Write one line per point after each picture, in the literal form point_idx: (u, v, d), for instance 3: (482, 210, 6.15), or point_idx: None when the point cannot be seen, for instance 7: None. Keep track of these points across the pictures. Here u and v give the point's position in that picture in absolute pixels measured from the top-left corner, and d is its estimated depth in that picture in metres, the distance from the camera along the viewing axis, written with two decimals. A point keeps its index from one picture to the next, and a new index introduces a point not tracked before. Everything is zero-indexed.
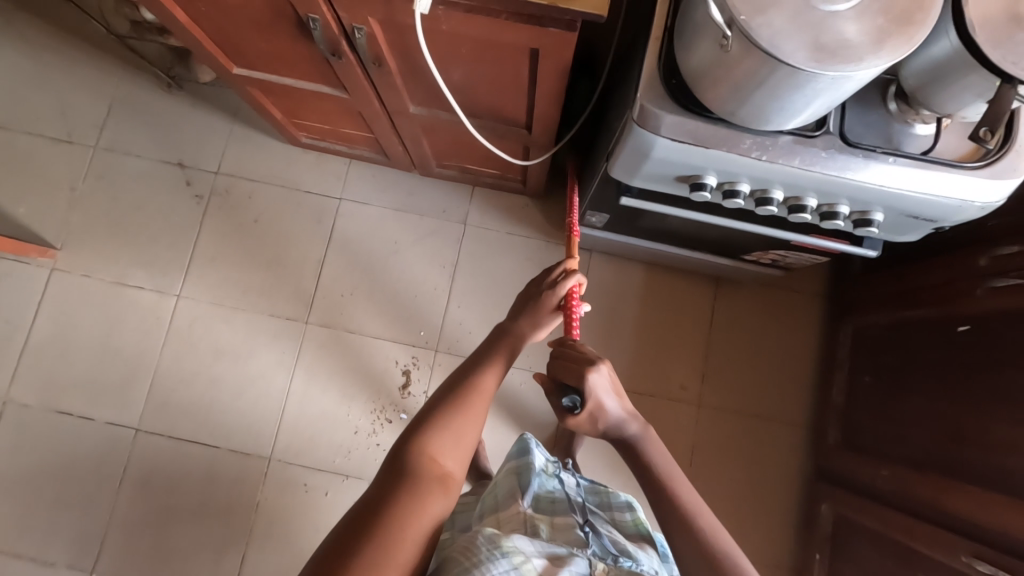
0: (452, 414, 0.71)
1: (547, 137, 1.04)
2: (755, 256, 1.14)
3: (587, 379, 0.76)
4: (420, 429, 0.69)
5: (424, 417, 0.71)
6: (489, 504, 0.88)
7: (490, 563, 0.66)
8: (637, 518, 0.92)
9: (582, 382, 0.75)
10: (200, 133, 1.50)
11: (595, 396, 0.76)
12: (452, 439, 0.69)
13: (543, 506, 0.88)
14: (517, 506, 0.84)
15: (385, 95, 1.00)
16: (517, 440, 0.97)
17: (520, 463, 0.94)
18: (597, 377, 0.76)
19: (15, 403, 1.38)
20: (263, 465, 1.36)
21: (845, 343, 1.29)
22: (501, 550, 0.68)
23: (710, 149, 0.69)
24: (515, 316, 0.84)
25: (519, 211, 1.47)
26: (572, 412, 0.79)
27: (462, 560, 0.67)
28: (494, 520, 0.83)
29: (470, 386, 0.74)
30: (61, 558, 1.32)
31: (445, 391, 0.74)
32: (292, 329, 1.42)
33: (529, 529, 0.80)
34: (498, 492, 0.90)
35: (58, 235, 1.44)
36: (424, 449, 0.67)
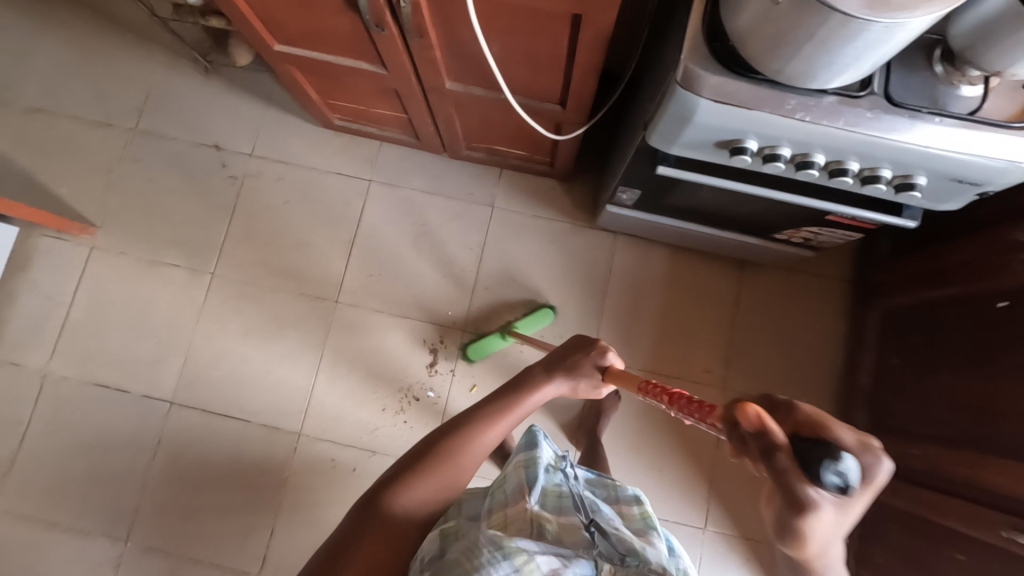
0: (435, 467, 0.71)
1: (580, 113, 1.05)
2: (786, 235, 1.14)
3: (877, 451, 0.45)
4: (400, 476, 0.69)
5: (406, 464, 0.71)
6: (496, 500, 0.80)
7: (493, 566, 0.63)
8: (645, 511, 0.84)
9: (874, 449, 0.45)
10: (234, 115, 1.53)
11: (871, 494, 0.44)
12: (427, 490, 0.69)
13: (549, 503, 0.81)
14: (524, 505, 0.77)
15: (422, 70, 1.02)
16: (526, 431, 0.90)
17: (529, 457, 0.85)
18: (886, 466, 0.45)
19: (54, 376, 1.41)
20: (292, 440, 1.38)
21: (872, 326, 1.28)
22: (503, 552, 0.64)
23: (751, 111, 0.69)
24: (537, 374, 0.81)
25: (545, 193, 1.48)
26: (833, 489, 0.42)
27: (462, 562, 0.65)
28: (499, 520, 0.76)
29: (462, 442, 0.73)
30: (96, 528, 1.35)
31: (434, 441, 0.73)
32: (322, 307, 1.45)
33: (535, 532, 0.73)
34: (505, 486, 0.82)
35: (97, 213, 1.49)
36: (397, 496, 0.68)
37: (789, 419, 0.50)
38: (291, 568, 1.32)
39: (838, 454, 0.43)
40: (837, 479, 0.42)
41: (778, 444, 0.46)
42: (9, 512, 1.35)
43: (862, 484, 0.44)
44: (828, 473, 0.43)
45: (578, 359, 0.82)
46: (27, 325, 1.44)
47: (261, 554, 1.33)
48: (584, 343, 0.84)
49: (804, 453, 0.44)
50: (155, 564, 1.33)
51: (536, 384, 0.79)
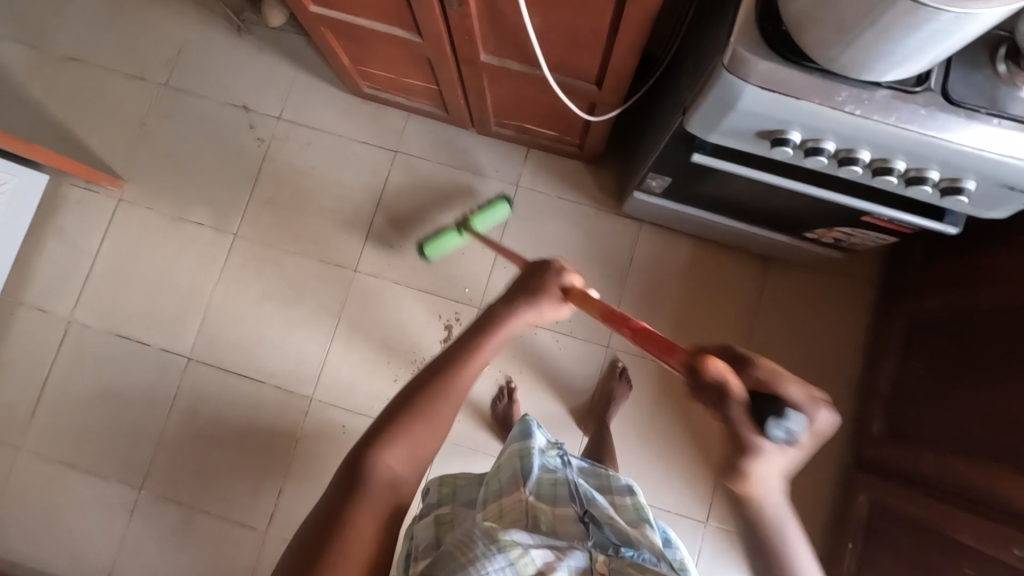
0: (418, 422, 0.63)
1: (616, 94, 1.03)
2: (817, 234, 1.11)
3: (823, 411, 0.61)
4: (380, 439, 0.61)
5: (383, 425, 0.63)
6: (492, 489, 0.81)
7: (487, 559, 0.59)
8: (638, 502, 0.84)
9: (823, 408, 0.61)
10: (265, 77, 1.52)
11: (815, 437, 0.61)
12: (412, 447, 0.62)
13: (544, 492, 0.79)
14: (519, 494, 0.77)
15: (459, 39, 1.00)
16: (521, 422, 0.90)
17: (524, 447, 0.85)
18: (819, 420, 0.60)
19: (77, 324, 1.45)
20: (305, 404, 1.40)
21: (895, 332, 1.26)
22: (498, 546, 0.61)
23: (799, 100, 0.67)
24: (507, 306, 0.71)
25: (571, 176, 1.46)
26: (778, 438, 0.57)
27: (456, 556, 0.60)
28: (494, 509, 0.76)
29: (441, 393, 0.65)
30: (112, 474, 1.39)
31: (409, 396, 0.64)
32: (341, 275, 1.45)
33: (529, 523, 0.72)
34: (500, 475, 0.82)
35: (125, 167, 1.50)
36: (383, 459, 0.60)
37: (749, 378, 0.65)
38: (297, 527, 1.36)
39: (784, 415, 0.57)
40: (779, 433, 0.57)
41: (735, 398, 0.61)
42: (31, 451, 1.40)
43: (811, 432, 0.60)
44: (773, 428, 0.57)
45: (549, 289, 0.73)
46: (54, 273, 1.46)
47: (270, 511, 1.37)
48: (547, 264, 0.75)
49: (759, 409, 0.59)
50: (168, 512, 1.38)
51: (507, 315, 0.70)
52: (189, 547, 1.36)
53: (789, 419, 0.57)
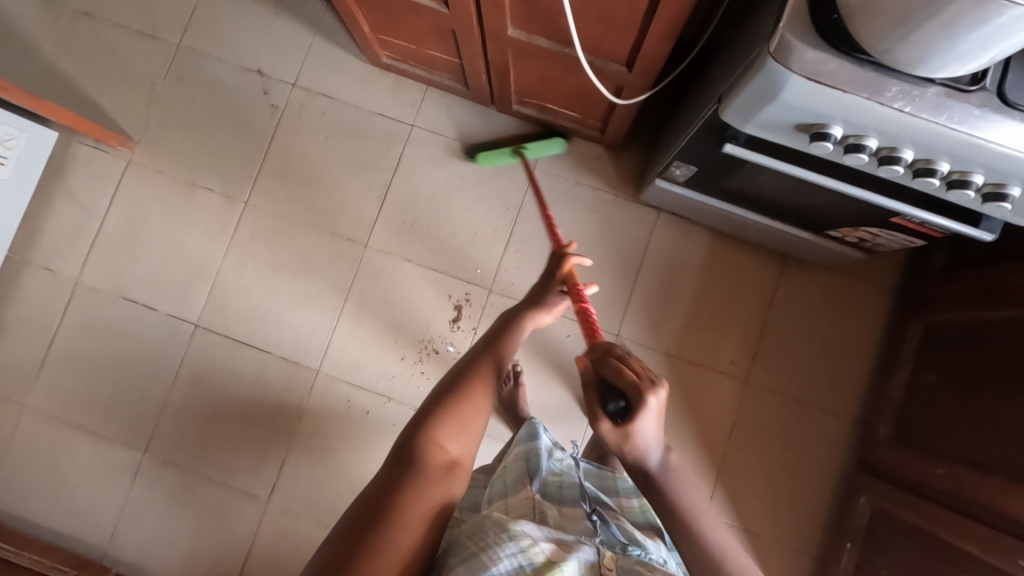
0: (467, 400, 0.64)
1: (646, 78, 0.99)
2: (841, 233, 1.09)
3: (647, 400, 0.60)
4: (429, 415, 0.62)
5: (434, 402, 0.64)
6: (497, 489, 0.80)
7: (498, 546, 0.59)
8: (645, 505, 0.83)
9: (644, 398, 0.60)
10: (281, 41, 1.48)
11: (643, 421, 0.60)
12: (460, 424, 0.62)
13: (551, 491, 0.80)
14: (526, 492, 0.77)
15: (486, 12, 0.97)
16: (527, 423, 0.91)
17: (529, 448, 0.87)
18: (653, 405, 0.60)
19: (85, 286, 1.43)
20: (311, 377, 1.40)
21: (912, 337, 1.24)
22: (509, 534, 0.60)
23: (847, 94, 0.64)
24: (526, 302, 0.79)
25: (590, 160, 1.42)
26: (609, 419, 0.61)
27: (468, 544, 0.60)
28: (500, 505, 0.76)
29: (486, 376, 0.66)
30: (117, 436, 1.40)
31: (459, 374, 0.66)
32: (352, 250, 1.43)
33: (536, 516, 0.71)
34: (506, 477, 0.83)
35: (136, 128, 1.47)
36: (434, 433, 0.60)
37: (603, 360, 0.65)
38: (300, 498, 1.37)
39: (620, 397, 0.61)
40: (614, 408, 0.61)
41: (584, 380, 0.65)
42: (36, 410, 1.40)
43: (638, 416, 0.60)
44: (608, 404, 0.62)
45: (549, 283, 0.82)
46: (63, 233, 1.45)
47: (273, 481, 1.37)
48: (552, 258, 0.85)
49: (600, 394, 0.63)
50: (171, 477, 1.38)
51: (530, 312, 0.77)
52: (192, 512, 1.38)
53: (622, 400, 0.61)
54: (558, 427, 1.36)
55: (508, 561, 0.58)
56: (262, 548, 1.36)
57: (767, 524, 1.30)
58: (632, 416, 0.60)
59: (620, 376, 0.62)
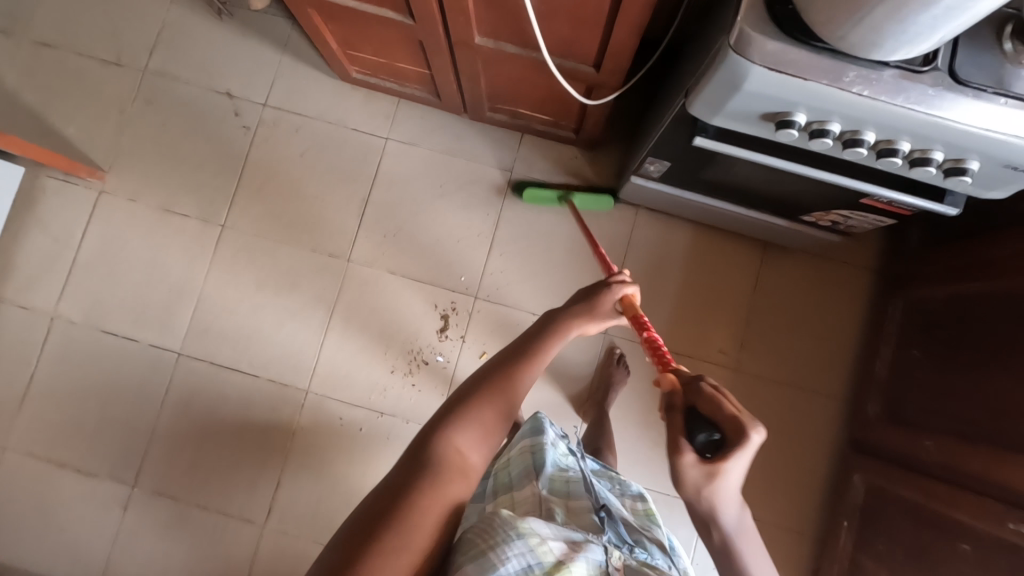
0: (486, 406, 0.64)
1: (616, 77, 1.01)
2: (815, 218, 1.11)
3: (745, 438, 0.60)
4: (448, 418, 0.62)
5: (455, 405, 0.64)
6: (504, 484, 0.81)
7: (506, 545, 0.58)
8: (648, 509, 0.87)
9: (743, 436, 0.60)
10: (249, 61, 1.48)
11: (736, 462, 0.60)
12: (478, 430, 0.62)
13: (557, 487, 0.79)
14: (531, 487, 0.77)
15: (453, 21, 0.97)
16: (534, 417, 0.90)
17: (535, 442, 0.86)
18: (749, 447, 0.60)
19: (62, 320, 1.40)
20: (301, 397, 1.39)
21: (891, 314, 1.27)
22: (517, 531, 0.60)
23: (808, 82, 0.66)
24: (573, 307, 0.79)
25: (567, 162, 1.44)
26: (697, 449, 0.62)
27: (477, 541, 0.59)
28: (507, 500, 0.77)
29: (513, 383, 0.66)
30: (104, 471, 1.37)
31: (483, 379, 0.66)
32: (334, 266, 1.42)
33: (543, 514, 0.71)
34: (511, 470, 0.84)
35: (106, 157, 1.45)
36: (452, 437, 0.60)
37: (699, 391, 0.67)
38: (297, 518, 1.35)
39: (713, 430, 0.62)
40: (703, 438, 0.62)
41: (676, 407, 0.66)
42: (18, 450, 1.37)
43: (732, 454, 0.60)
44: (698, 433, 0.62)
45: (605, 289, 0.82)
46: (35, 267, 1.42)
47: (268, 504, 1.35)
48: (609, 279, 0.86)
49: (692, 422, 0.64)
50: (163, 509, 1.36)
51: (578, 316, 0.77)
52: (186, 544, 1.35)
53: (716, 434, 0.62)
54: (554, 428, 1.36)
55: (516, 561, 0.58)
56: (260, 573, 1.33)
57: (765, 509, 1.32)
58: (725, 453, 0.60)
59: (718, 410, 0.63)
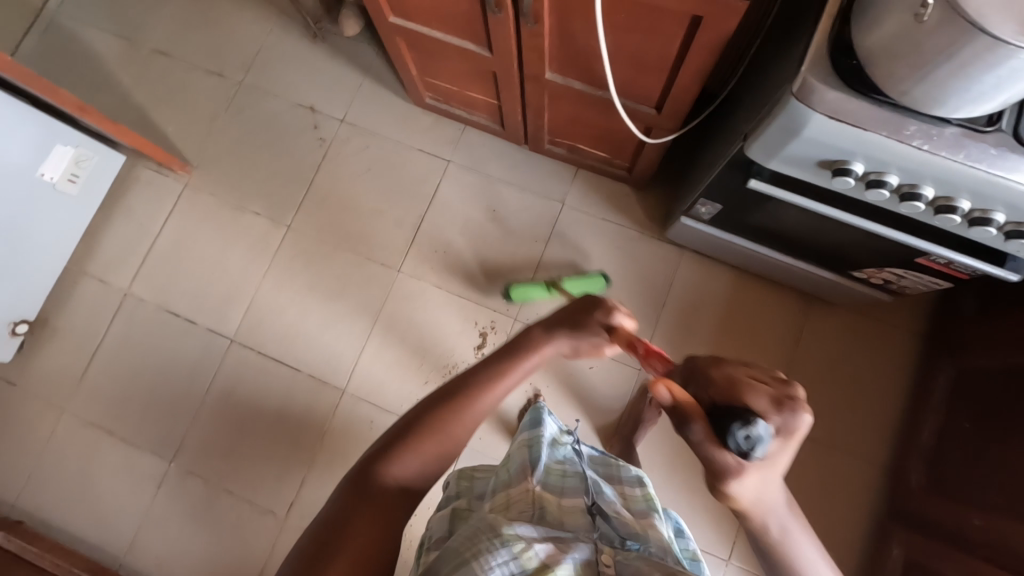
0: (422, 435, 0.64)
1: (674, 119, 1.06)
2: (866, 274, 1.10)
3: (794, 421, 0.55)
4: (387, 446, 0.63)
5: (396, 432, 0.65)
6: (501, 480, 0.80)
7: (490, 554, 0.58)
8: (648, 493, 0.84)
9: (790, 418, 0.55)
10: (333, 81, 1.61)
11: (784, 449, 0.55)
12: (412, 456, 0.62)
13: (553, 481, 0.79)
14: (527, 484, 0.76)
15: (527, 57, 1.05)
16: (532, 411, 0.90)
17: (533, 436, 0.85)
18: (796, 428, 0.55)
19: (134, 297, 1.52)
20: (336, 397, 1.43)
21: (942, 384, 1.22)
22: (502, 540, 0.60)
23: (867, 132, 0.68)
24: (542, 338, 0.70)
25: (617, 199, 1.48)
26: (742, 453, 0.53)
27: (463, 551, 0.60)
28: (502, 499, 0.75)
29: (460, 412, 0.65)
30: (146, 444, 1.44)
31: (425, 409, 0.66)
32: (385, 274, 1.49)
33: (535, 513, 0.71)
34: (510, 465, 0.82)
35: (195, 155, 1.59)
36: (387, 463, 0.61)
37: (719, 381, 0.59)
38: None
39: (745, 420, 0.53)
40: (741, 440, 0.52)
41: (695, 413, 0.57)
42: (74, 413, 1.46)
43: (778, 439, 0.54)
44: (734, 437, 0.53)
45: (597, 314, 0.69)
46: (119, 247, 1.55)
47: (291, 498, 1.38)
48: (591, 298, 0.71)
49: (720, 421, 0.55)
50: (193, 489, 1.41)
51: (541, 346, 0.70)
52: (210, 527, 1.38)
53: (751, 422, 0.52)
54: None
55: (500, 570, 0.57)
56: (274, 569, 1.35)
57: None
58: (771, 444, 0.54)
59: (748, 399, 0.56)
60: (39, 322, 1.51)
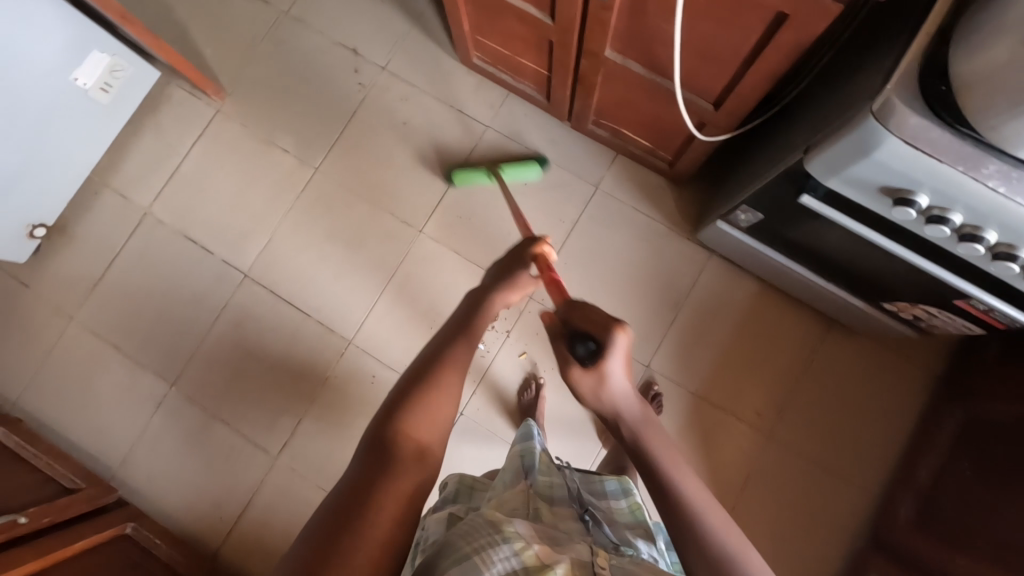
0: (430, 392, 0.62)
1: (732, 118, 1.02)
2: (896, 307, 1.08)
3: (614, 337, 0.65)
4: (395, 409, 0.60)
5: (402, 392, 0.62)
6: (495, 489, 0.80)
7: (491, 549, 0.57)
8: (633, 504, 0.82)
9: (610, 334, 0.65)
10: (380, 25, 1.55)
11: (612, 360, 0.65)
12: (425, 413, 0.60)
13: (543, 489, 0.77)
14: (520, 487, 0.76)
15: (590, 30, 1.00)
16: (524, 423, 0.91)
17: (525, 447, 0.86)
18: (620, 344, 0.65)
19: (153, 218, 1.50)
20: (343, 346, 1.43)
21: (950, 428, 1.20)
22: (503, 536, 0.59)
23: (942, 163, 0.64)
24: (492, 286, 0.77)
25: (652, 191, 1.44)
26: (581, 361, 0.66)
27: (462, 545, 0.59)
28: (494, 500, 0.74)
29: (454, 368, 0.65)
30: (150, 365, 1.45)
31: (427, 366, 0.65)
32: (406, 232, 1.47)
33: (529, 512, 0.70)
34: (502, 477, 0.82)
35: (230, 81, 1.55)
36: (401, 426, 0.59)
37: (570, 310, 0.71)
38: (309, 459, 1.39)
39: (587, 338, 0.67)
40: (582, 350, 0.66)
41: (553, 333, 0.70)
42: (83, 324, 1.47)
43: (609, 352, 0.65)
44: (577, 348, 0.67)
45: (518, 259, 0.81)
46: (143, 165, 1.53)
47: (285, 439, 1.40)
48: (518, 245, 0.84)
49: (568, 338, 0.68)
50: (191, 415, 1.42)
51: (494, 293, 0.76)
52: (203, 455, 1.41)
53: (591, 339, 0.67)
54: (572, 445, 1.37)
55: (501, 565, 0.56)
56: (260, 503, 1.38)
57: None
58: (604, 354, 0.65)
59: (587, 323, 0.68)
60: (57, 228, 1.50)
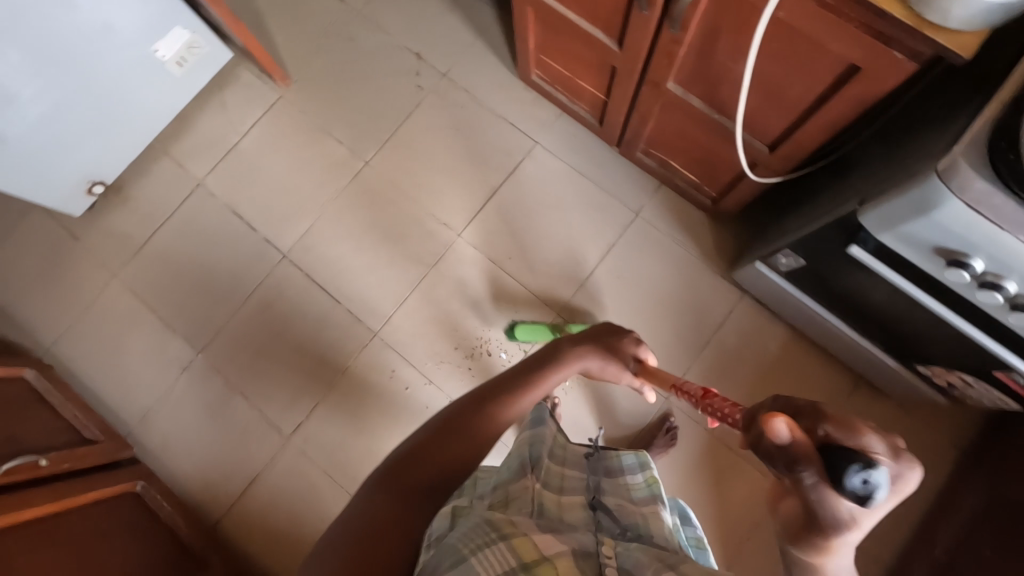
0: (466, 429, 0.66)
1: (786, 162, 1.03)
2: (931, 372, 1.06)
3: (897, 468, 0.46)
4: (432, 437, 0.65)
5: (446, 421, 0.67)
6: (500, 479, 0.74)
7: (491, 546, 0.55)
8: (650, 479, 0.83)
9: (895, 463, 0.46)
10: (446, 34, 1.61)
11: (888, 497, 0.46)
12: (453, 449, 0.64)
13: (551, 482, 0.75)
14: (527, 481, 0.72)
15: (656, 60, 1.03)
16: (535, 407, 0.85)
17: (535, 435, 0.81)
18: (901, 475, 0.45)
19: (204, 190, 1.56)
20: (368, 338, 1.46)
21: (972, 503, 1.17)
22: (501, 534, 0.57)
23: (1002, 232, 0.64)
24: (568, 347, 0.79)
25: (692, 225, 1.45)
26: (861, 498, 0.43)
27: (460, 548, 0.55)
28: (500, 495, 0.70)
29: (489, 420, 0.67)
30: (181, 330, 1.49)
31: (477, 401, 0.69)
32: (444, 234, 1.50)
33: (534, 510, 0.67)
34: (507, 465, 0.77)
35: (297, 70, 1.61)
36: (429, 454, 0.64)
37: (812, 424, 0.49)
38: (319, 443, 1.40)
39: (865, 459, 0.43)
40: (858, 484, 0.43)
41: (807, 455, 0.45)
42: (123, 282, 1.51)
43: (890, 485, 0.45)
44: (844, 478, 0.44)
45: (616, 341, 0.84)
46: (203, 138, 1.59)
47: (299, 421, 1.42)
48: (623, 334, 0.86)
49: (832, 457, 0.45)
50: (213, 385, 1.45)
51: (570, 352, 0.78)
52: (218, 425, 1.43)
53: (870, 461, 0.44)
54: None
55: (501, 560, 0.54)
56: (266, 480, 1.39)
57: None
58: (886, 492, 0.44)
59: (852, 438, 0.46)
60: (114, 188, 1.56)
